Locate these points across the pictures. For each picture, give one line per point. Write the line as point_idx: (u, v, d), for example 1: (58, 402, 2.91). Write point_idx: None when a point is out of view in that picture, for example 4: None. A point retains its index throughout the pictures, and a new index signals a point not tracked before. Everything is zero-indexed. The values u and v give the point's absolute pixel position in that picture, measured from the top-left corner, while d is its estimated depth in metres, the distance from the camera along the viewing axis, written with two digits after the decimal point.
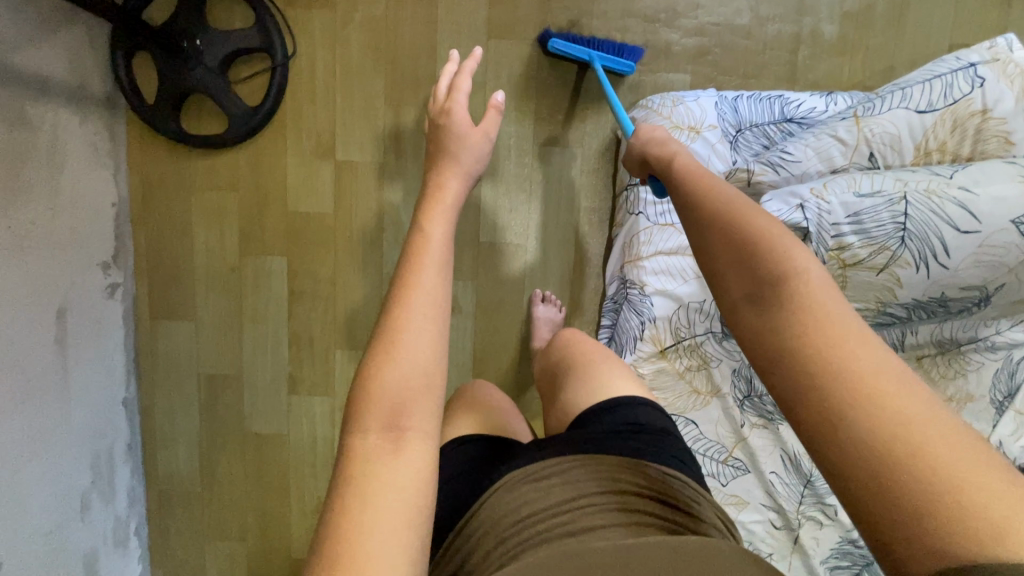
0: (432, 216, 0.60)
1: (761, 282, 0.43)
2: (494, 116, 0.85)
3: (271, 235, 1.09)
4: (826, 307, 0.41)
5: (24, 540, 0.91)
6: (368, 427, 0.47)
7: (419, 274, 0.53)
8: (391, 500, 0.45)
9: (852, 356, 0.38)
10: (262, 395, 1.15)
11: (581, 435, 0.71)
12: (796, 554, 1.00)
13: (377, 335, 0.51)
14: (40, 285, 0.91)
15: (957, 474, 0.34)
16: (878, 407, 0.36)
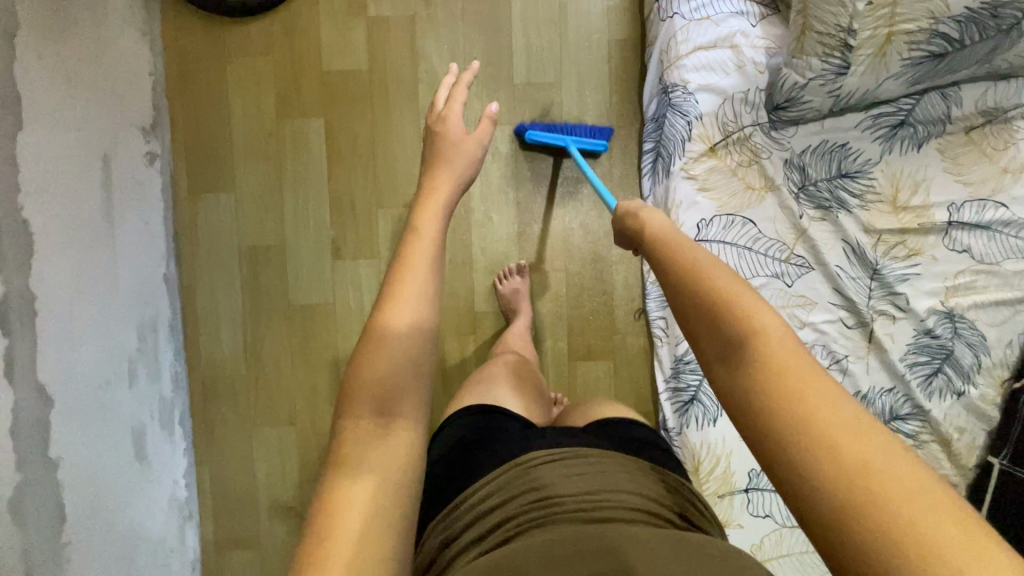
0: (426, 216, 0.66)
1: (726, 336, 0.44)
2: (489, 126, 0.84)
3: (308, 97, 1.10)
4: (788, 359, 0.40)
5: (72, 384, 0.86)
6: (360, 412, 0.55)
7: (411, 271, 0.60)
8: (378, 478, 0.53)
9: (814, 404, 0.37)
10: (306, 264, 1.12)
11: (581, 438, 0.75)
12: (872, 353, 0.99)
13: (372, 326, 0.58)
14: (86, 123, 0.90)
15: (912, 525, 0.32)
16: (838, 455, 0.35)
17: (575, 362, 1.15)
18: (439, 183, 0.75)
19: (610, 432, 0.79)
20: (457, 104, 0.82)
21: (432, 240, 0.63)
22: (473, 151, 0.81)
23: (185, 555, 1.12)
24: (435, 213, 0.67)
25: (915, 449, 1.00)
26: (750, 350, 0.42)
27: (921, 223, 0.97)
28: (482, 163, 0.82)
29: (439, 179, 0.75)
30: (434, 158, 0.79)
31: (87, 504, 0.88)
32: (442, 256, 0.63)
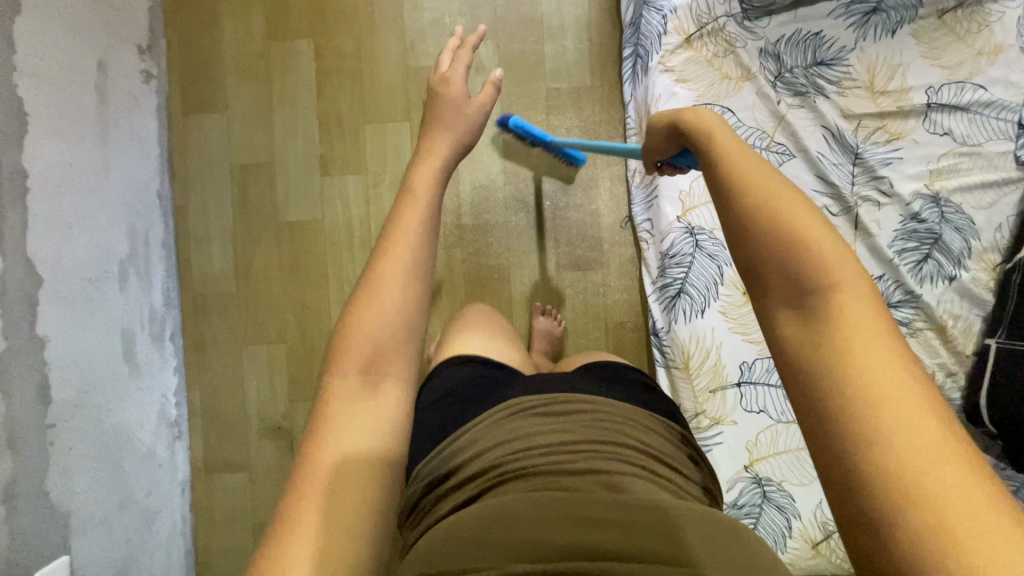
0: (422, 179, 0.63)
1: (804, 286, 0.39)
2: (494, 90, 0.79)
3: (298, 19, 1.15)
4: (866, 322, 0.37)
5: (61, 270, 0.88)
6: (346, 371, 0.51)
7: (406, 229, 0.57)
8: (360, 434, 0.48)
9: (885, 382, 0.34)
10: (295, 180, 1.15)
11: (595, 387, 0.71)
12: (860, 241, 0.99)
13: (363, 284, 0.55)
14: (82, 27, 0.94)
15: (961, 528, 0.30)
16: (904, 423, 0.33)
17: (562, 272, 1.14)
18: (438, 143, 0.70)
19: (619, 377, 0.75)
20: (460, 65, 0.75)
21: (428, 202, 0.60)
22: (474, 116, 0.74)
23: (174, 474, 1.11)
24: (431, 173, 0.64)
25: (910, 337, 0.98)
26: (831, 302, 0.38)
27: (900, 106, 0.97)
28: (485, 130, 0.76)
29: (437, 140, 0.70)
30: (430, 122, 0.73)
31: (73, 394, 0.88)
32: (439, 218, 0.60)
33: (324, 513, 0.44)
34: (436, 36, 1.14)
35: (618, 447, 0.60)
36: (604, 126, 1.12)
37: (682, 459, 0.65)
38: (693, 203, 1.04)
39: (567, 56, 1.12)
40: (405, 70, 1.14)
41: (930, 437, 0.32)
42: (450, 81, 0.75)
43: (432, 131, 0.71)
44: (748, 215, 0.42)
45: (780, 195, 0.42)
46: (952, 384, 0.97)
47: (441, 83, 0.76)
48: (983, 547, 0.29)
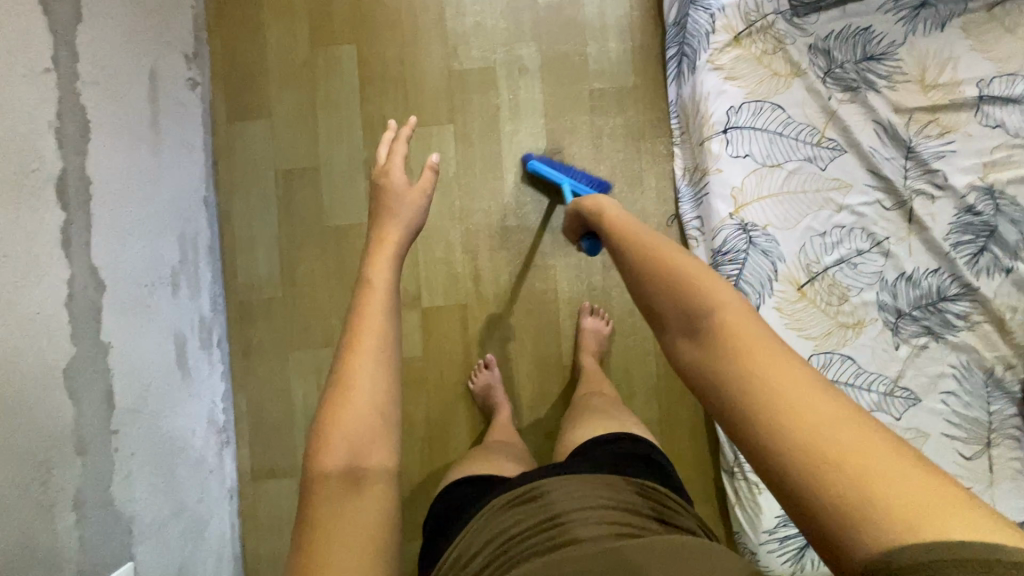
0: (377, 268, 0.63)
1: (691, 313, 0.45)
2: (433, 175, 0.79)
3: (341, 25, 1.15)
4: (744, 332, 0.42)
5: (120, 277, 0.88)
6: (328, 476, 0.50)
7: (369, 322, 0.57)
8: (346, 544, 0.47)
9: (776, 380, 0.39)
10: (340, 184, 1.15)
11: (569, 464, 0.75)
12: (913, 235, 0.98)
13: (334, 384, 0.54)
14: (136, 35, 0.95)
15: (879, 492, 0.32)
16: (798, 413, 0.37)
17: (609, 271, 1.14)
18: (389, 233, 0.70)
19: (597, 453, 0.78)
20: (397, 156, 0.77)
21: (388, 289, 0.61)
22: (416, 201, 0.75)
23: (223, 480, 1.11)
24: (386, 260, 0.64)
25: (967, 331, 0.97)
26: (711, 321, 0.44)
27: (952, 99, 0.97)
28: (431, 214, 0.77)
29: (388, 230, 0.70)
30: (381, 211, 0.73)
31: (133, 399, 0.88)
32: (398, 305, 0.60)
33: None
34: (479, 39, 1.14)
35: (586, 505, 0.63)
36: (649, 125, 1.12)
37: (659, 507, 0.68)
38: (746, 200, 1.00)
39: (610, 56, 1.13)
40: (448, 73, 1.15)
41: (829, 418, 0.36)
42: (389, 171, 0.78)
43: (380, 222, 0.72)
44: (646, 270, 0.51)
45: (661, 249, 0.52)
46: (1012, 377, 0.96)
47: (383, 177, 0.79)
48: (898, 506, 0.32)
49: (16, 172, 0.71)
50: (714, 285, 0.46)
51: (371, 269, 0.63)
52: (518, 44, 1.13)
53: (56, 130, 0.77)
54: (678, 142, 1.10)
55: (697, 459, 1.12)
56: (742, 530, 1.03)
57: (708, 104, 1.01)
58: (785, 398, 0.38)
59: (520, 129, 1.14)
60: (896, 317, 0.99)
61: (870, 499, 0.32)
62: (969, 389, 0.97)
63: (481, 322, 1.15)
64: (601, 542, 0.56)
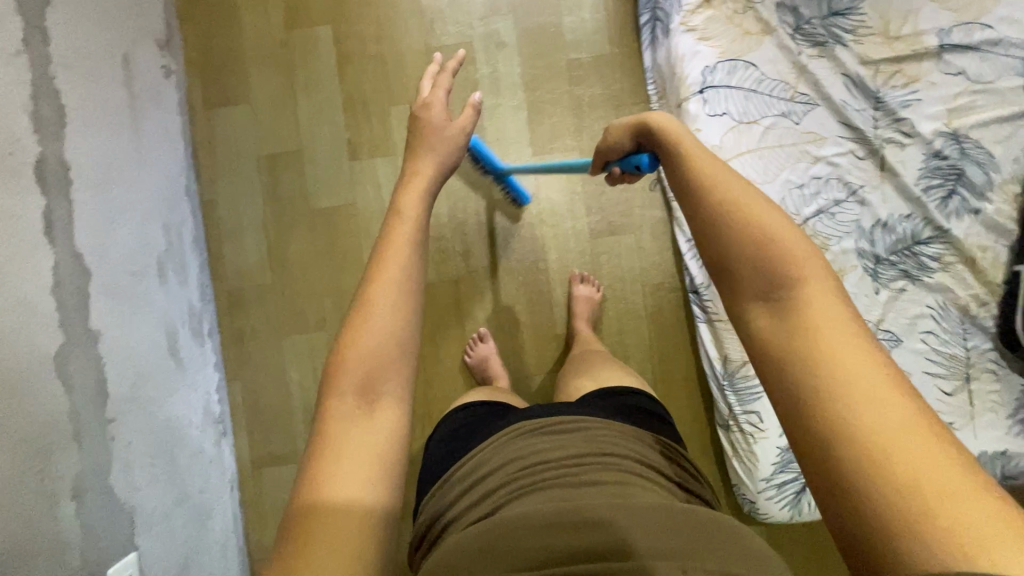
0: (407, 202, 0.66)
1: (774, 285, 0.45)
2: (473, 114, 0.84)
3: (316, 7, 1.15)
4: (832, 321, 0.42)
5: (107, 264, 0.87)
6: (344, 389, 0.52)
7: (392, 254, 0.59)
8: (357, 455, 0.49)
9: (856, 375, 0.39)
10: (325, 167, 1.15)
11: (585, 408, 0.76)
12: (887, 183, 1.02)
13: (356, 305, 0.57)
14: (106, 19, 0.93)
15: (938, 504, 0.33)
16: (875, 409, 0.37)
17: (597, 239, 1.16)
18: (421, 167, 0.74)
19: (612, 402, 0.80)
20: (440, 92, 0.81)
21: (415, 221, 0.64)
22: (456, 139, 0.80)
23: (224, 471, 1.10)
24: (416, 196, 0.67)
25: (941, 272, 1.01)
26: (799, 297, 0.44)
27: (915, 50, 1.01)
28: (466, 153, 0.82)
29: (421, 166, 0.74)
30: (411, 151, 0.78)
31: (128, 386, 0.87)
32: (423, 240, 0.63)
33: (327, 529, 0.44)
34: (455, 14, 1.15)
35: (593, 453, 0.64)
36: (627, 92, 1.14)
37: (661, 459, 0.69)
38: (725, 156, 1.02)
39: (587, 25, 1.14)
40: (427, 50, 1.15)
41: (903, 424, 0.37)
42: (432, 105, 0.83)
43: (415, 159, 0.76)
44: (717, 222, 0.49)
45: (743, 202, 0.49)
46: (986, 313, 1.01)
47: (423, 110, 0.83)
48: (955, 517, 0.33)
49: None
50: (808, 266, 0.45)
51: (401, 203, 0.66)
52: (495, 19, 1.14)
53: (30, 113, 0.76)
54: (656, 107, 1.12)
55: (692, 415, 1.14)
56: (740, 483, 1.05)
57: (683, 65, 1.04)
58: (863, 392, 0.38)
59: (501, 103, 1.15)
60: (875, 263, 1.02)
61: (927, 508, 0.33)
62: (946, 327, 1.01)
63: (474, 296, 1.16)
64: (610, 493, 0.57)
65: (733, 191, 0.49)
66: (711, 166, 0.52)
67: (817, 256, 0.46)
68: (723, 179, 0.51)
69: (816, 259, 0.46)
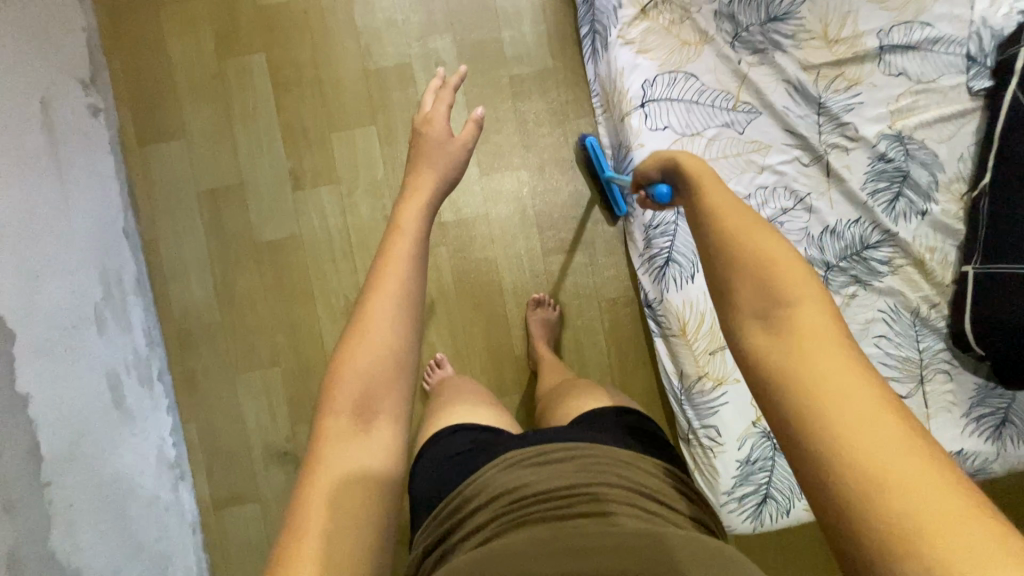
0: (407, 215, 0.65)
1: (772, 298, 0.44)
2: (477, 127, 0.77)
3: (247, 35, 1.11)
4: (826, 334, 0.41)
5: (34, 321, 0.84)
6: (340, 407, 0.52)
7: (388, 270, 0.59)
8: (353, 474, 0.48)
9: (852, 398, 0.38)
10: (267, 199, 1.12)
11: (585, 429, 0.77)
12: (833, 188, 1.01)
13: (354, 320, 0.56)
14: (19, 65, 0.90)
15: (937, 528, 0.32)
16: (868, 424, 0.37)
17: (550, 257, 1.14)
18: (422, 180, 0.72)
19: (615, 421, 0.79)
20: (441, 105, 0.75)
21: (415, 234, 0.63)
22: (455, 155, 0.75)
23: (183, 515, 1.08)
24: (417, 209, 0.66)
25: (891, 275, 1.01)
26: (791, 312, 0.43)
27: (854, 52, 0.99)
28: (468, 169, 0.77)
29: (421, 179, 0.72)
30: (412, 162, 0.75)
31: (65, 446, 0.85)
32: (422, 257, 0.62)
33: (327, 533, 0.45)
34: (391, 35, 1.12)
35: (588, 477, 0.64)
36: (572, 107, 1.12)
37: (662, 483, 0.69)
38: None
39: (526, 40, 1.12)
40: (364, 74, 1.12)
41: (901, 446, 0.35)
42: (433, 120, 0.77)
43: (415, 171, 0.74)
44: (721, 236, 0.48)
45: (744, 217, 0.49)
46: (936, 314, 1.01)
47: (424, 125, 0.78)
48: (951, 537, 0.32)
49: None
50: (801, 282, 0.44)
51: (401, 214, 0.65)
52: (431, 38, 1.12)
53: None
54: (601, 120, 1.10)
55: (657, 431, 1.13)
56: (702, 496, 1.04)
57: (622, 80, 1.02)
58: (858, 416, 0.37)
59: None
60: (825, 270, 1.01)
61: (925, 532, 0.32)
62: (898, 330, 1.01)
63: (428, 322, 1.14)
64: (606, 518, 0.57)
65: (737, 217, 0.49)
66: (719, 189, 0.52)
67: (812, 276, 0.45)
68: (730, 206, 0.51)
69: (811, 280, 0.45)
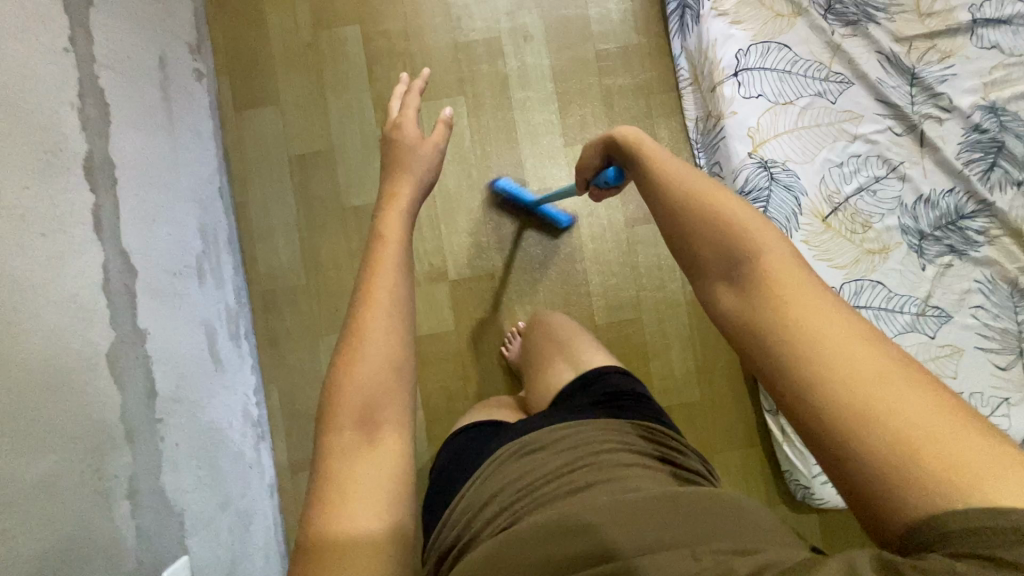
0: (391, 223, 0.64)
1: (737, 264, 0.47)
2: (445, 130, 0.77)
3: (343, 7, 1.16)
4: (793, 289, 0.44)
5: (150, 263, 0.86)
6: (342, 424, 0.51)
7: (381, 277, 0.58)
8: (364, 487, 0.49)
9: (815, 347, 0.41)
10: (356, 163, 1.15)
11: (577, 409, 0.73)
12: (927, 158, 1.01)
13: (348, 334, 0.56)
14: (144, 22, 0.94)
15: (929, 450, 0.35)
16: (855, 371, 0.39)
17: (633, 228, 1.15)
18: (400, 185, 0.71)
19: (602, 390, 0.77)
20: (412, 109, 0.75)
21: (399, 244, 0.62)
22: (430, 158, 0.74)
23: (263, 475, 1.07)
24: (398, 218, 0.65)
25: (988, 246, 1.00)
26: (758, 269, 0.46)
27: (947, 25, 1.01)
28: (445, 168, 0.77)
29: (400, 186, 0.70)
30: (389, 166, 0.73)
31: (173, 388, 0.85)
32: (410, 261, 0.62)
33: (351, 550, 0.46)
34: (482, 11, 1.15)
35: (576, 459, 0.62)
36: (656, 81, 1.14)
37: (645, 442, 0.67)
38: (763, 138, 1.02)
39: (614, 15, 1.15)
40: (452, 45, 1.15)
41: (885, 388, 0.38)
42: (403, 125, 0.76)
43: (392, 180, 0.72)
44: (683, 199, 0.52)
45: (695, 187, 0.52)
46: None
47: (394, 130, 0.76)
48: (959, 467, 0.34)
49: (44, 151, 0.69)
50: (761, 236, 0.47)
51: (382, 225, 0.64)
52: (521, 13, 1.15)
53: (78, 111, 0.75)
54: (686, 92, 1.12)
55: (738, 402, 1.12)
56: (792, 467, 1.05)
57: (716, 52, 1.04)
58: (840, 370, 0.39)
59: (530, 95, 1.15)
60: (919, 239, 1.01)
61: (929, 468, 0.35)
62: (996, 302, 0.99)
63: (509, 289, 1.14)
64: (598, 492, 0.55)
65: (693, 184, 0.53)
66: (665, 159, 0.57)
67: (772, 228, 0.48)
68: (681, 176, 0.54)
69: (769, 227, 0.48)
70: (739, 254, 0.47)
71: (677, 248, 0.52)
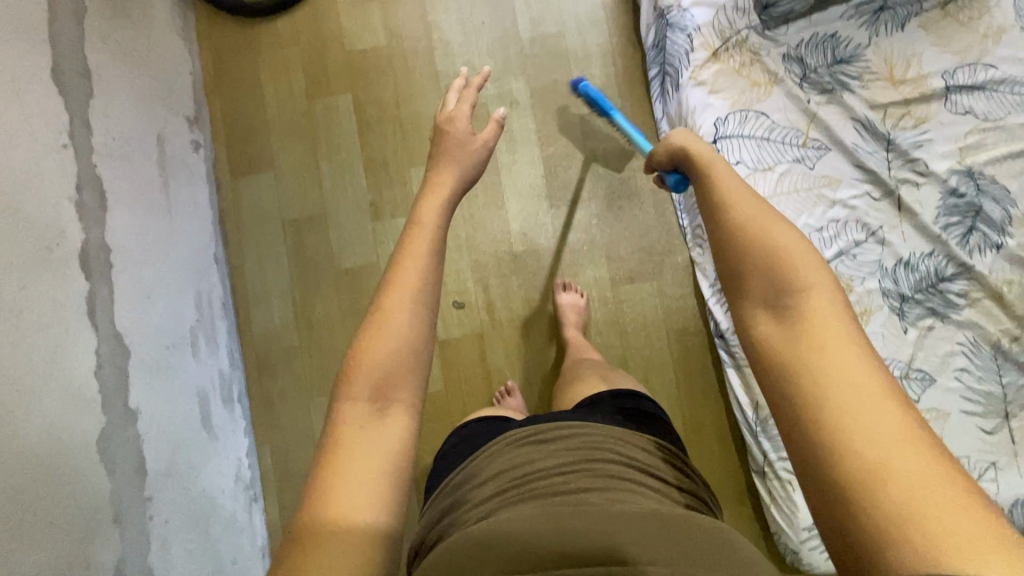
0: (429, 209, 0.64)
1: (781, 291, 0.49)
2: (496, 129, 0.79)
3: (335, 76, 1.20)
4: (832, 331, 0.45)
5: (144, 341, 0.88)
6: (356, 396, 0.51)
7: (412, 260, 0.58)
8: (368, 460, 0.48)
9: (837, 382, 0.43)
10: (348, 226, 1.18)
11: (594, 416, 0.73)
12: (906, 223, 1.03)
13: (372, 312, 0.56)
14: (144, 105, 0.98)
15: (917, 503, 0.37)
16: (870, 414, 0.41)
17: (618, 287, 1.17)
18: (443, 174, 0.72)
19: (619, 409, 0.77)
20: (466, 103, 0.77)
21: (434, 229, 0.62)
22: (479, 153, 0.76)
23: (256, 538, 1.08)
24: (438, 203, 0.65)
25: (969, 308, 1.01)
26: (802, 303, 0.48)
27: (921, 92, 1.03)
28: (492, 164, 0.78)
29: (443, 175, 0.71)
30: (436, 156, 0.74)
31: (164, 462, 0.87)
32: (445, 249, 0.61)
33: (341, 522, 0.45)
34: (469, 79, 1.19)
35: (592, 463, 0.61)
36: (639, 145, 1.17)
37: (666, 467, 0.67)
38: None
39: (597, 81, 1.18)
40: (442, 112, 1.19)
41: (894, 438, 0.40)
42: (456, 119, 0.78)
43: (436, 169, 0.73)
44: (738, 217, 0.53)
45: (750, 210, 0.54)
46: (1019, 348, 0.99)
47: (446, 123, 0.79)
48: (944, 526, 0.36)
49: (41, 251, 0.72)
50: (806, 272, 0.49)
51: (421, 207, 0.64)
52: (507, 81, 1.19)
53: (77, 204, 0.79)
54: None
55: (727, 458, 1.13)
56: (780, 530, 1.04)
57: (696, 121, 1.07)
58: (851, 409, 0.41)
59: (517, 159, 1.18)
60: (900, 301, 1.02)
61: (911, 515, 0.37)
62: (979, 365, 1.00)
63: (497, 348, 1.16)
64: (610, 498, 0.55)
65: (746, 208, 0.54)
66: (728, 176, 0.58)
67: (825, 269, 0.50)
68: (740, 198, 0.55)
69: (823, 272, 0.49)
70: (784, 284, 0.49)
71: (721, 262, 0.54)
